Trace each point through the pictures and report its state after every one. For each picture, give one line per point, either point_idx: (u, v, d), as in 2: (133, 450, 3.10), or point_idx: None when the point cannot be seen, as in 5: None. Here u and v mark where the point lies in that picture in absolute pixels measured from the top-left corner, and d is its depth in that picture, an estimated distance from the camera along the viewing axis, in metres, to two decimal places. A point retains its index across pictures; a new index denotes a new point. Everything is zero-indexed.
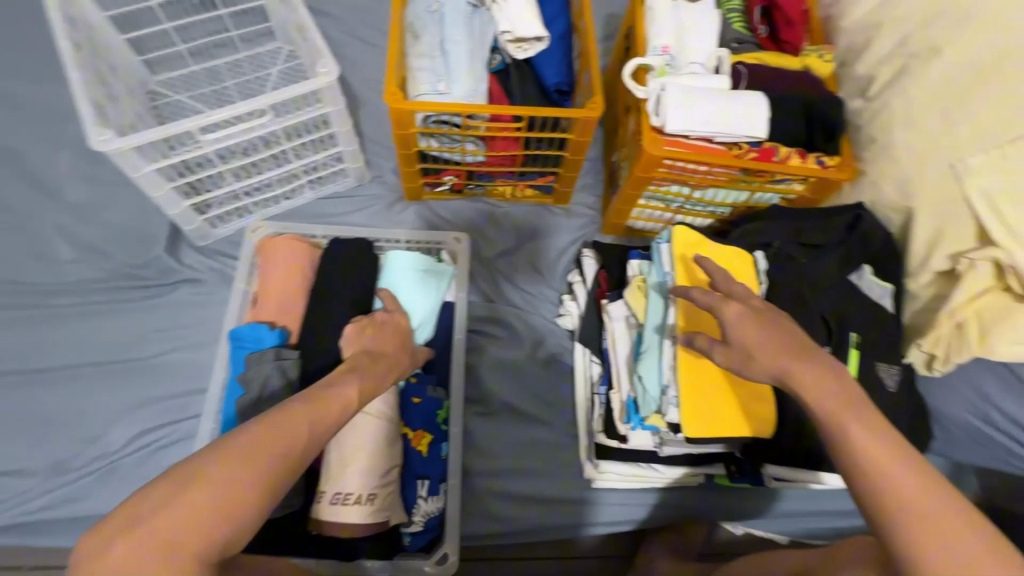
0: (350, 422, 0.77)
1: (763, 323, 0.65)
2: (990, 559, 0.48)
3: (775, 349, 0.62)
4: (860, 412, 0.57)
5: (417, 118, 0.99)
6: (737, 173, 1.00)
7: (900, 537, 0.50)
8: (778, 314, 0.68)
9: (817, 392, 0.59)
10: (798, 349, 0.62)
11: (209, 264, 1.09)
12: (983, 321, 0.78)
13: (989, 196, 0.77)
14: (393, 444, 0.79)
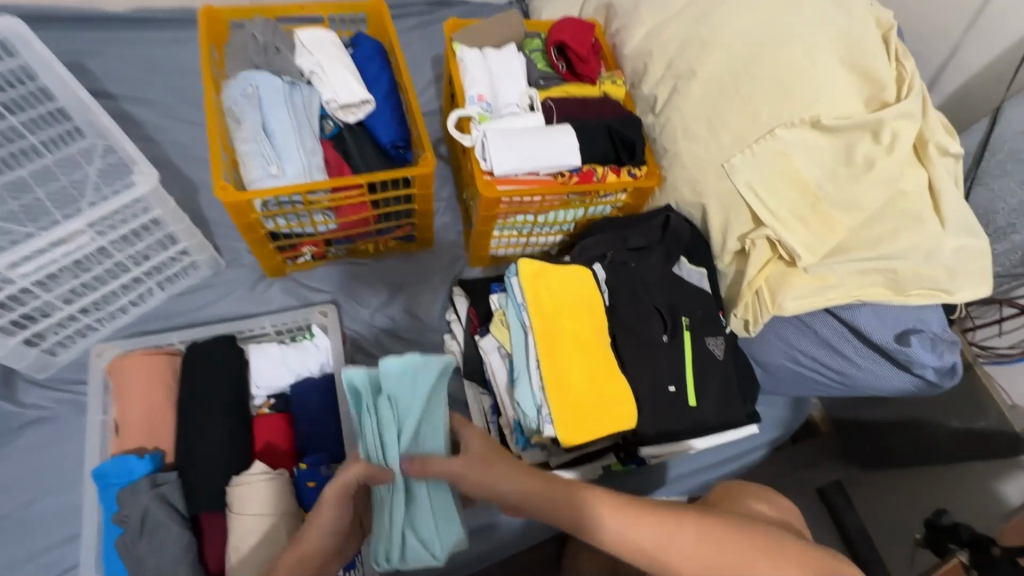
0: (245, 528, 0.77)
1: (487, 464, 0.70)
2: (748, 555, 0.59)
3: (512, 487, 0.68)
4: (592, 513, 0.64)
5: (257, 204, 1.00)
6: (569, 196, 1.12)
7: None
8: (484, 445, 0.73)
9: (563, 511, 0.65)
10: (521, 480, 0.67)
11: (58, 396, 1.01)
12: (771, 286, 0.95)
13: (752, 188, 0.94)
14: (296, 534, 0.80)
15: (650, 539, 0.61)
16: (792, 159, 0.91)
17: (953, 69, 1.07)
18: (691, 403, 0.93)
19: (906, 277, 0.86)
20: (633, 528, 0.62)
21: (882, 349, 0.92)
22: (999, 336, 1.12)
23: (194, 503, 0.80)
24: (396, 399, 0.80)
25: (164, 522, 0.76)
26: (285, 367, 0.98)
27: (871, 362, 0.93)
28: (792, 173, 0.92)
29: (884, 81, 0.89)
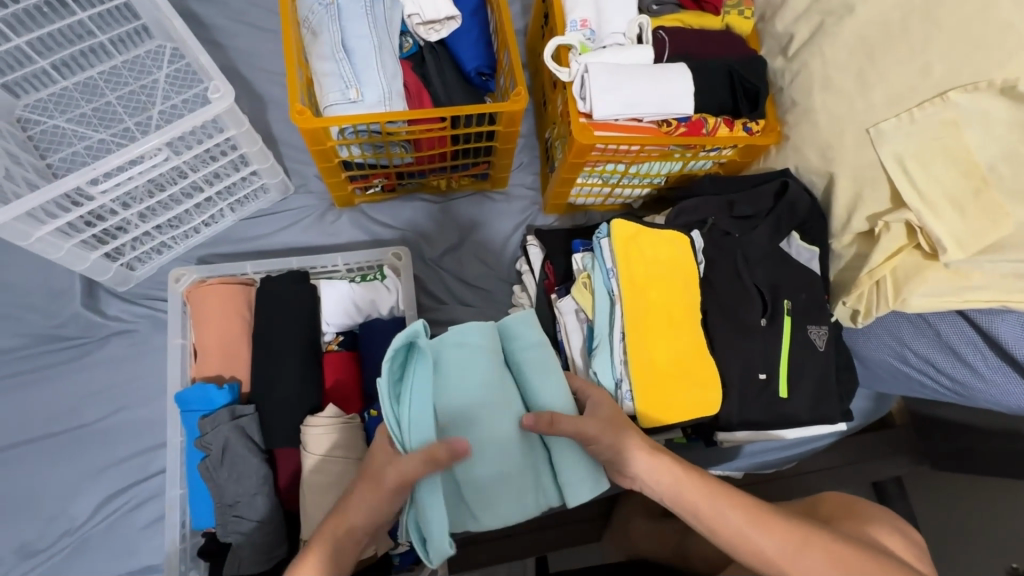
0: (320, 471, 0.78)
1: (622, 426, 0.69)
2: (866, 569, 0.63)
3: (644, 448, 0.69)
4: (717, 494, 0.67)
5: (333, 131, 0.93)
6: (670, 148, 0.99)
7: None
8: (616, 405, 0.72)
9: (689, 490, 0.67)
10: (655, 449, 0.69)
11: (138, 310, 1.03)
12: (897, 278, 0.83)
13: (901, 160, 0.80)
14: None
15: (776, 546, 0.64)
16: (961, 131, 0.76)
17: None
18: (782, 395, 0.86)
19: None
20: (762, 537, 0.64)
21: (1018, 363, 0.80)
22: None
23: (270, 437, 0.81)
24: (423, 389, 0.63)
25: (243, 455, 0.77)
26: (353, 307, 0.96)
27: (1001, 377, 0.83)
28: (957, 147, 0.77)
29: None
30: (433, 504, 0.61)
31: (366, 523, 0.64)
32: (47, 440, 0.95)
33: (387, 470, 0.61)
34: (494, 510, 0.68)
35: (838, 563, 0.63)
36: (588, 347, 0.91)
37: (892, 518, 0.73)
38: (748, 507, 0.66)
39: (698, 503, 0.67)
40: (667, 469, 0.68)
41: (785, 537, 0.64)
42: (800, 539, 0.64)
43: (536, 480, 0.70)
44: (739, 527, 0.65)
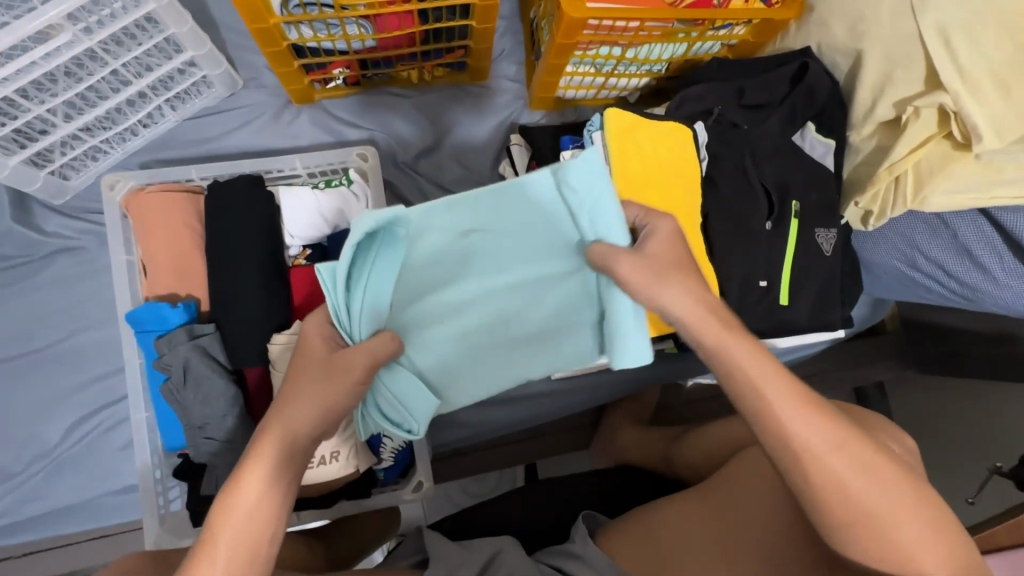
0: None
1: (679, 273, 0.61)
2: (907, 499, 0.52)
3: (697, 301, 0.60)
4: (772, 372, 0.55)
5: (274, 3, 0.78)
6: (674, 24, 0.85)
7: (830, 496, 0.52)
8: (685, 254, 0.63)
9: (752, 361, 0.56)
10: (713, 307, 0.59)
11: (81, 225, 0.92)
12: (920, 174, 0.75)
13: (944, 31, 0.68)
14: None
15: (822, 440, 0.53)
16: None
17: None
18: (783, 303, 0.81)
19: None
20: (809, 428, 0.53)
21: None
22: None
23: (236, 357, 0.75)
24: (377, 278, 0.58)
25: (206, 376, 0.72)
26: (320, 217, 0.85)
27: (1016, 280, 0.77)
28: (1015, 12, 0.65)
29: None
30: (403, 385, 0.62)
31: (319, 426, 0.54)
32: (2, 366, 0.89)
33: (351, 357, 0.55)
34: (472, 382, 0.70)
35: (866, 473, 0.52)
36: None
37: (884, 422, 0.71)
38: (805, 391, 0.55)
39: (745, 366, 0.56)
40: (713, 317, 0.59)
41: (828, 439, 0.53)
42: (845, 444, 0.53)
43: (556, 334, 0.71)
44: (784, 405, 0.54)
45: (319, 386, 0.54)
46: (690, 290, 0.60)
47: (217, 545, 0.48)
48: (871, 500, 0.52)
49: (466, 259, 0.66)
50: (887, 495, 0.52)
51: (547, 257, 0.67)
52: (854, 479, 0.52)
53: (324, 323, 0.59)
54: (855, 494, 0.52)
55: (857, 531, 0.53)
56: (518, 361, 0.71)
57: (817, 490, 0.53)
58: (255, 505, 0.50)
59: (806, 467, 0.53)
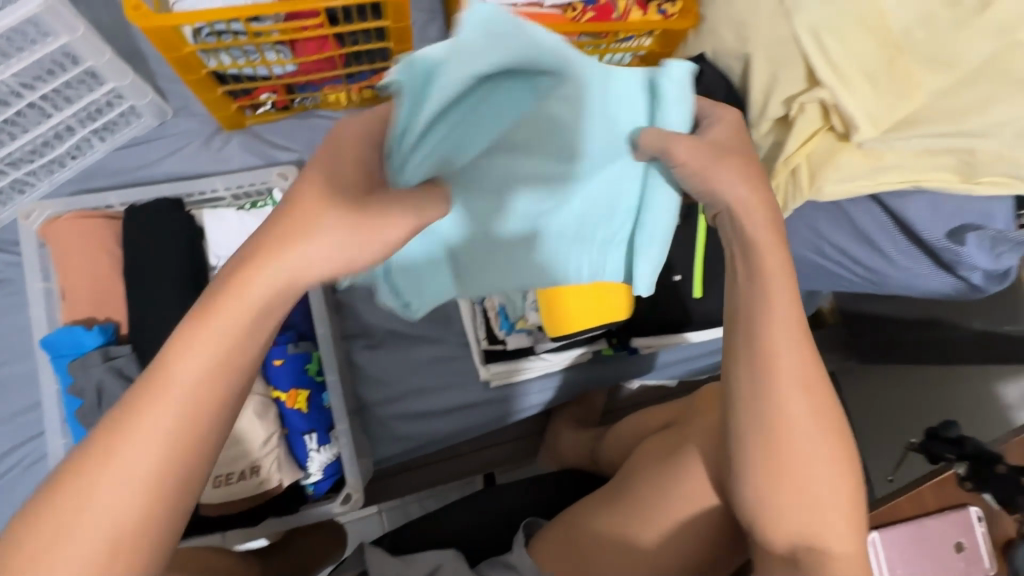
0: None
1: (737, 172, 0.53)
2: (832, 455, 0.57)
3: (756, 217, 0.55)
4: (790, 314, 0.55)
5: (187, 33, 0.80)
6: (580, 38, 0.90)
7: (786, 419, 0.56)
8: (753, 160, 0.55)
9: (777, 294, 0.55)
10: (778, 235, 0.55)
11: (7, 257, 0.93)
12: (812, 165, 0.79)
13: (815, 32, 0.73)
14: (265, 413, 0.77)
15: (794, 381, 0.56)
16: None
17: None
18: (695, 295, 0.85)
19: (984, 160, 0.69)
20: (790, 364, 0.55)
21: (928, 247, 0.79)
22: None
23: None
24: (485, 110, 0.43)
25: (120, 398, 0.72)
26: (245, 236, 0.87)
27: (910, 260, 0.82)
28: (872, 11, 0.70)
29: None
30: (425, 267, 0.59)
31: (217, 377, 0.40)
32: None
33: (284, 274, 0.42)
34: (487, 281, 0.63)
35: (814, 420, 0.56)
36: None
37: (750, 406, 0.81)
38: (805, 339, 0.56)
39: (759, 284, 0.55)
40: (765, 198, 0.54)
41: (803, 372, 0.56)
42: (812, 383, 0.56)
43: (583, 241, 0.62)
44: (784, 327, 0.55)
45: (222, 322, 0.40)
46: (750, 175, 0.53)
47: (119, 482, 0.38)
48: (808, 439, 0.56)
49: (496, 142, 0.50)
50: (822, 441, 0.57)
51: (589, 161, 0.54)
52: (801, 418, 0.56)
53: (359, 157, 0.44)
54: (797, 429, 0.56)
55: (774, 473, 0.57)
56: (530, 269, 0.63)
57: (773, 416, 0.56)
58: (172, 441, 0.39)
59: (770, 398, 0.56)
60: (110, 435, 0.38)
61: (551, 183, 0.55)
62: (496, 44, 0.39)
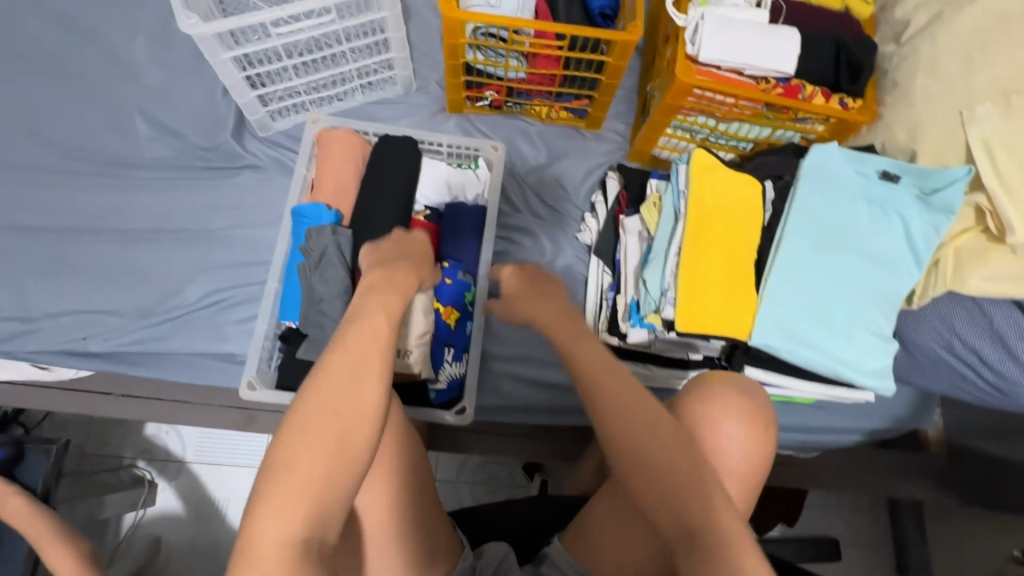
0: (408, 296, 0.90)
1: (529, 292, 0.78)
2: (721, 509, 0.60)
3: (580, 341, 0.72)
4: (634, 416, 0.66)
5: (468, 29, 1.07)
6: (763, 108, 1.06)
7: (646, 495, 0.64)
8: (550, 285, 0.80)
9: (606, 388, 0.68)
10: (606, 369, 0.69)
11: (269, 153, 1.21)
12: (959, 257, 0.87)
13: (986, 142, 0.84)
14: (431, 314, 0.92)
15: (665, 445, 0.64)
16: None
17: None
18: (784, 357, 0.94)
19: None
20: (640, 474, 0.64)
21: None
22: None
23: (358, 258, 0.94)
24: (908, 177, 0.92)
25: (336, 264, 0.91)
26: (446, 183, 1.10)
27: None
28: None
29: None
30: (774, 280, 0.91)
31: (333, 425, 0.55)
32: (175, 233, 1.13)
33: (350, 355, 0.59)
34: (773, 290, 0.90)
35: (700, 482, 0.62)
36: (643, 261, 1.00)
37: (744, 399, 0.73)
38: (641, 424, 0.66)
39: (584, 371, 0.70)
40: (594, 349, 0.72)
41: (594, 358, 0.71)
42: (610, 371, 0.69)
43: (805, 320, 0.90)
44: (601, 386, 0.69)
45: (331, 383, 0.57)
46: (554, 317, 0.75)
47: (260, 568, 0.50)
48: (665, 510, 0.62)
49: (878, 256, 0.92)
50: (679, 488, 0.62)
51: (877, 301, 0.91)
52: (629, 394, 0.67)
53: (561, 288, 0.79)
54: (631, 432, 0.65)
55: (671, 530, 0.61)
56: (777, 297, 0.90)
57: (630, 463, 0.65)
58: (300, 519, 0.52)
59: (638, 461, 0.64)
60: (246, 535, 0.51)
61: (919, 225, 0.90)
62: (916, 184, 0.91)
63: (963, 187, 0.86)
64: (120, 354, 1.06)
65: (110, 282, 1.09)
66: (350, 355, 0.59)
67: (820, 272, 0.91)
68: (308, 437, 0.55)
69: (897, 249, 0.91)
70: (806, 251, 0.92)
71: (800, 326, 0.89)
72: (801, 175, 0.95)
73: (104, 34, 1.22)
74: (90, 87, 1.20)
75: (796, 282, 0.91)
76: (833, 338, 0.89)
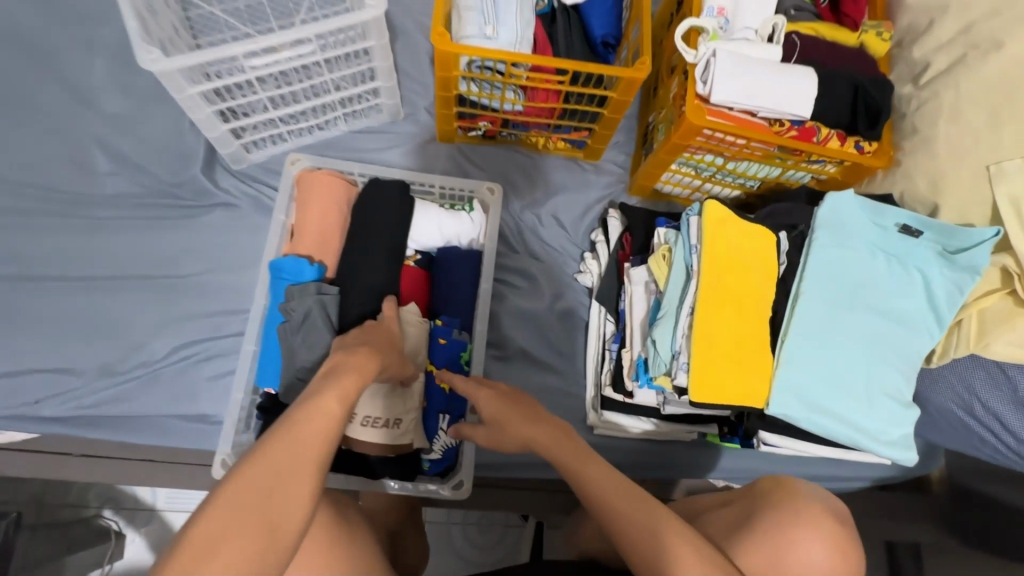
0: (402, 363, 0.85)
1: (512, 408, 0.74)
2: None
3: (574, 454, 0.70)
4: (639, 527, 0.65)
5: (462, 61, 0.98)
6: (774, 149, 1.00)
7: None
8: (527, 403, 0.76)
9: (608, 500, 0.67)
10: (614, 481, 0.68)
11: (244, 189, 1.11)
12: (984, 321, 0.83)
13: (1015, 201, 0.81)
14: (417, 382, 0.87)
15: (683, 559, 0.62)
16: None
17: None
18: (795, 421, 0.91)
19: None
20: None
21: None
22: None
23: (344, 319, 0.86)
24: (932, 234, 0.87)
25: (320, 328, 0.83)
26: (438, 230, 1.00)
27: None
28: None
29: None
30: (795, 343, 0.85)
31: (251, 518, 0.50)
32: (141, 280, 1.03)
33: (284, 441, 0.54)
34: (793, 354, 0.85)
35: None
36: (652, 316, 0.94)
37: (831, 517, 0.74)
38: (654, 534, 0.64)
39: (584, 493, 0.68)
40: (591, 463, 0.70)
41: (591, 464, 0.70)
42: (625, 490, 0.67)
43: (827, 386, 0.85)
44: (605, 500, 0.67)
45: (258, 467, 0.52)
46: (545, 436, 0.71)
47: None
48: None
49: (900, 316, 0.87)
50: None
51: (898, 363, 0.86)
52: (653, 509, 0.66)
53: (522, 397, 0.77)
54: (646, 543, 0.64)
55: None
56: (798, 360, 0.85)
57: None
58: None
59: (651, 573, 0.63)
60: None
61: (943, 284, 0.86)
62: (940, 241, 0.87)
63: (989, 249, 0.82)
64: (80, 418, 0.96)
65: (67, 336, 0.99)
66: (285, 440, 0.54)
67: (841, 333, 0.86)
68: (223, 522, 0.49)
69: (920, 309, 0.87)
70: (826, 310, 0.87)
71: (821, 395, 0.84)
72: (817, 226, 0.89)
73: (57, 55, 1.11)
74: (42, 115, 1.08)
75: (817, 344, 0.85)
76: (854, 404, 0.85)
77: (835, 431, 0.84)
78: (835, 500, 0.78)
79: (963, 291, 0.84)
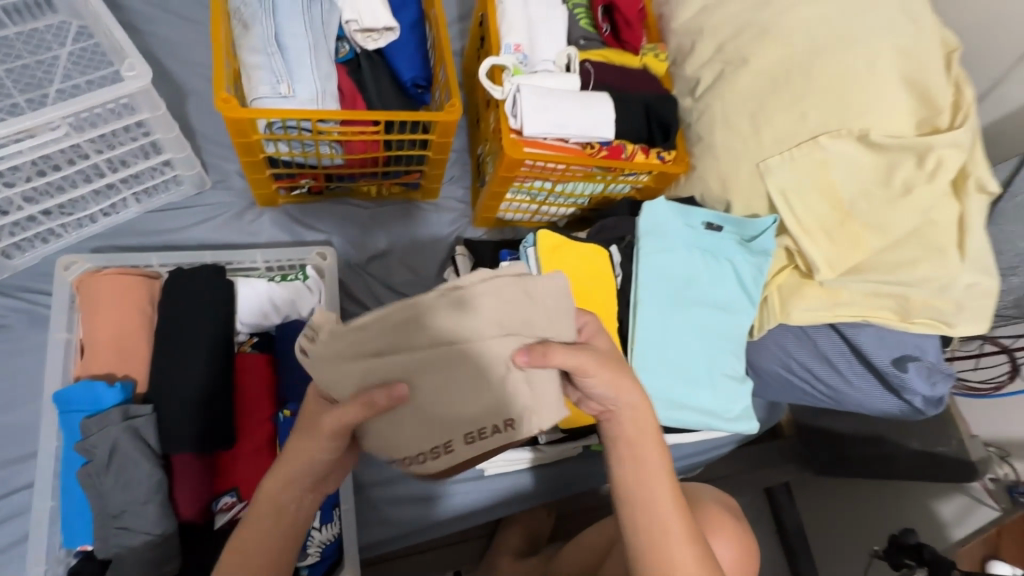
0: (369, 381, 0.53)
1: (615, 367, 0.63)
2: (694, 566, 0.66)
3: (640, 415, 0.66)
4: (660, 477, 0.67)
5: (260, 124, 0.91)
6: (593, 169, 1.07)
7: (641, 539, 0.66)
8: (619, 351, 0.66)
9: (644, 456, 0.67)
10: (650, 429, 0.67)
11: (14, 303, 0.93)
12: (783, 295, 0.97)
13: (782, 191, 0.94)
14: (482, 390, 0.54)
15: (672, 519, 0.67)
16: (830, 169, 0.91)
17: (990, 103, 1.06)
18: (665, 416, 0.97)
19: (916, 304, 0.89)
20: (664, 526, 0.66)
21: (878, 372, 0.96)
22: (974, 370, 1.19)
23: (168, 440, 0.75)
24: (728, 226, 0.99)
25: (135, 461, 0.71)
26: (270, 306, 0.91)
27: (862, 381, 0.97)
28: (827, 184, 0.92)
29: (938, 106, 0.91)
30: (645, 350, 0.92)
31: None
32: None
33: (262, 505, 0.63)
34: (647, 360, 0.92)
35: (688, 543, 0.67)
36: None
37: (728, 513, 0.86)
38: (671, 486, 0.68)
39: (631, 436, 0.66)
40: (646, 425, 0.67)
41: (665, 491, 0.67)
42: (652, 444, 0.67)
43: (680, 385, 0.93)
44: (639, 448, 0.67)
45: (244, 537, 0.63)
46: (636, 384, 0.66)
47: None
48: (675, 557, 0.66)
49: (724, 306, 0.98)
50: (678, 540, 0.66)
51: (730, 347, 0.97)
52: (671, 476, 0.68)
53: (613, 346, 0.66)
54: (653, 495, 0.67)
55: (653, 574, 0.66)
56: (649, 364, 0.92)
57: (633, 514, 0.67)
58: None
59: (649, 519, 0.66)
60: None
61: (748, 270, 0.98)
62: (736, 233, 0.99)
63: (773, 234, 0.96)
64: None
65: None
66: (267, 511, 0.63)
67: (681, 332, 0.94)
68: None
69: (738, 295, 0.98)
70: (665, 312, 0.94)
71: (675, 394, 0.93)
72: (643, 234, 0.96)
73: None
74: None
75: (663, 346, 0.93)
76: (700, 394, 0.94)
77: (691, 422, 0.93)
78: (722, 495, 0.89)
79: (763, 273, 0.97)
